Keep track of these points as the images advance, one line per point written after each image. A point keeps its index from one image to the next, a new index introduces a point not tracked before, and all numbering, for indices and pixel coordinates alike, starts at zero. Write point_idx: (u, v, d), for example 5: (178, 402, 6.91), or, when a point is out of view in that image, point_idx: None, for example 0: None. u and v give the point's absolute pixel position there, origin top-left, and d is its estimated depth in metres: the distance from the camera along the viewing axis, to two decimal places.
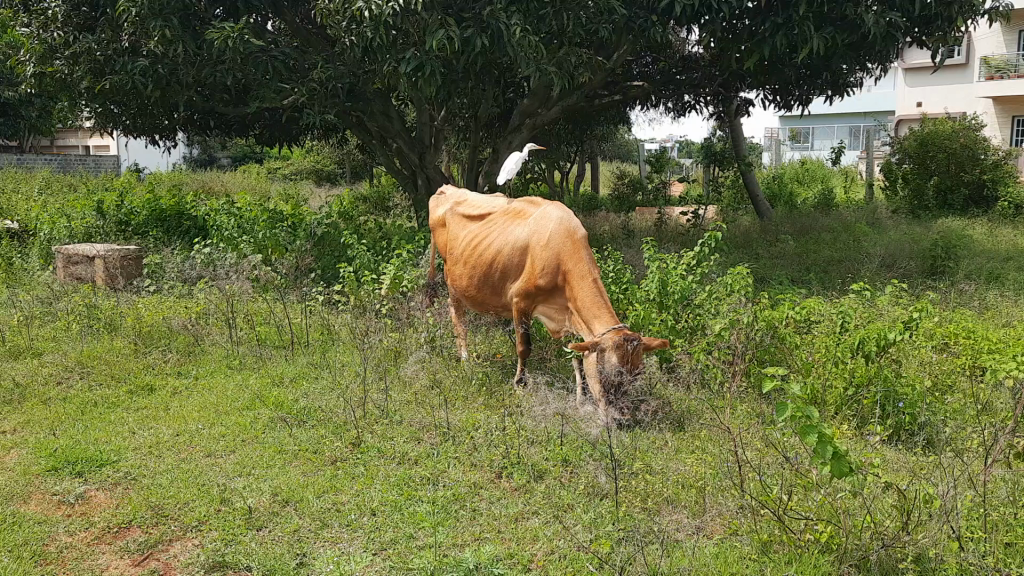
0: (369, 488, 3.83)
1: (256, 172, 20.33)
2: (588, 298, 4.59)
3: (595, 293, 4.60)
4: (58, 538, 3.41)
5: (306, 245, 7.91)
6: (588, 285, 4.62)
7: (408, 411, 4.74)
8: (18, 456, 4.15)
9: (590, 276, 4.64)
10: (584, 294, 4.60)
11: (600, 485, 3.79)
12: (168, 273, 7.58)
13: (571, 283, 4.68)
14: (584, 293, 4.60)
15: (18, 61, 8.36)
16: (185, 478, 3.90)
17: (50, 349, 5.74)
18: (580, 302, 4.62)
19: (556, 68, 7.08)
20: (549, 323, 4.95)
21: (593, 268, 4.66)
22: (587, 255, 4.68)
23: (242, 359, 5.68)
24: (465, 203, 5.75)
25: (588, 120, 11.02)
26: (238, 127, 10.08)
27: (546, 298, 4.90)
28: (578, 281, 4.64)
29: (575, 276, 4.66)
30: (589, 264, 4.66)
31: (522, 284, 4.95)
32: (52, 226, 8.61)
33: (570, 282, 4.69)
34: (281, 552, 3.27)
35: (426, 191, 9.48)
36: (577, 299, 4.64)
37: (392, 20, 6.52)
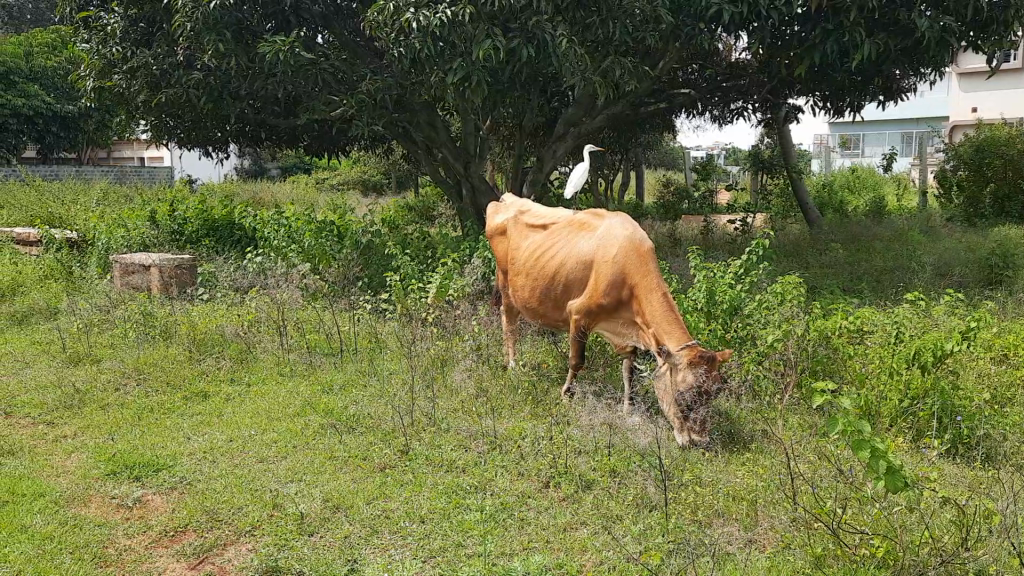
0: (418, 495, 3.86)
1: (305, 183, 20.66)
2: (655, 314, 4.42)
3: (663, 310, 4.42)
4: (116, 541, 3.49)
5: (354, 254, 8.01)
6: (656, 300, 4.45)
7: (455, 418, 4.76)
8: (79, 460, 4.26)
9: (659, 291, 4.47)
10: (652, 309, 4.43)
11: (649, 496, 3.76)
12: (221, 280, 7.75)
13: (639, 299, 4.52)
14: (651, 309, 4.43)
15: (79, 76, 8.66)
16: (239, 483, 3.97)
17: (107, 356, 5.89)
18: (647, 317, 4.46)
19: (602, 77, 7.06)
20: (613, 339, 4.80)
21: (662, 283, 4.50)
22: (655, 269, 4.53)
23: (292, 367, 5.77)
24: (528, 213, 5.65)
25: (632, 128, 10.98)
26: (288, 138, 10.26)
27: (609, 314, 4.76)
28: (645, 297, 4.48)
29: (641, 291, 4.51)
30: (657, 278, 4.50)
31: (586, 297, 4.82)
32: (110, 235, 8.85)
33: (638, 298, 4.53)
34: (332, 558, 3.30)
35: (471, 200, 9.52)
36: (645, 315, 4.48)
37: (439, 31, 6.58)
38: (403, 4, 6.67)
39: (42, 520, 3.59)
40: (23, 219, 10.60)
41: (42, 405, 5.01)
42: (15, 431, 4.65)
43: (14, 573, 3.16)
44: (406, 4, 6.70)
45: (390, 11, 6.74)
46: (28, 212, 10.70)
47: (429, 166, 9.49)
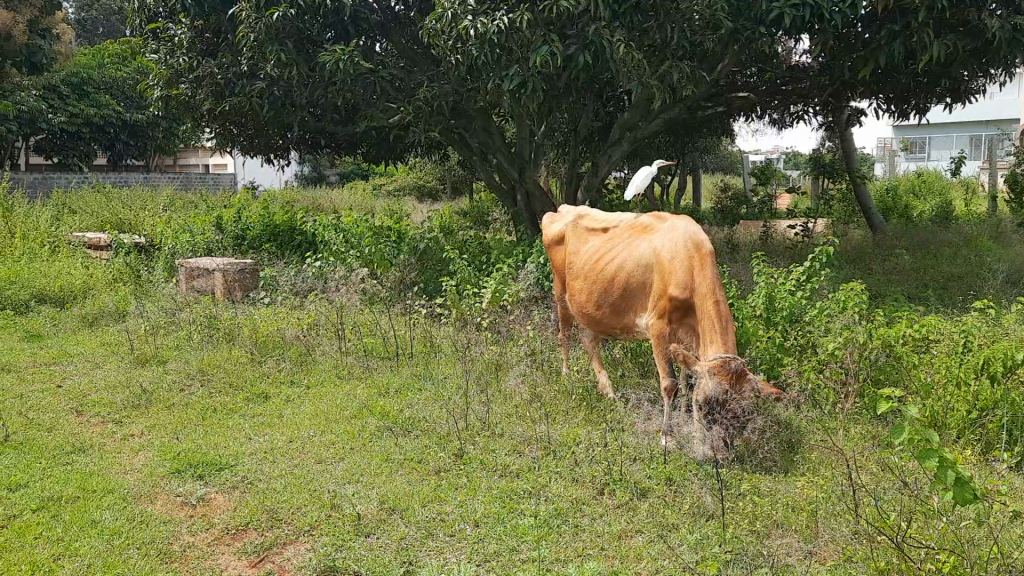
0: (472, 499, 3.87)
1: (363, 189, 21.01)
2: (714, 321, 4.25)
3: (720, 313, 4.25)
4: (180, 538, 3.59)
5: (411, 259, 8.11)
6: (716, 303, 4.28)
7: (509, 423, 4.78)
8: (145, 458, 4.40)
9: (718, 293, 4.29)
10: (709, 314, 4.26)
11: (706, 505, 3.72)
12: (282, 285, 7.92)
13: (698, 302, 4.34)
14: (710, 315, 4.26)
15: (148, 86, 8.98)
16: (298, 483, 4.05)
17: (173, 357, 6.07)
18: (705, 321, 4.29)
19: (660, 81, 7.00)
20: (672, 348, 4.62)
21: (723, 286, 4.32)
22: (715, 271, 4.35)
23: (349, 369, 5.87)
24: (589, 218, 5.54)
25: (690, 133, 10.87)
26: (346, 144, 10.44)
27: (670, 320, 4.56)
28: (705, 300, 4.31)
29: (700, 295, 4.33)
30: (718, 281, 4.32)
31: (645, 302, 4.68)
32: (176, 241, 9.13)
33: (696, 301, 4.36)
34: (388, 559, 3.34)
35: (526, 206, 9.55)
36: (702, 319, 4.31)
37: (496, 38, 6.61)
38: (461, 13, 6.75)
39: (110, 516, 3.71)
40: (95, 224, 11.00)
41: (111, 404, 5.19)
42: (85, 429, 4.82)
43: (85, 566, 3.27)
44: (463, 12, 6.79)
45: (447, 19, 6.83)
46: (99, 218, 11.10)
47: (484, 172, 9.54)
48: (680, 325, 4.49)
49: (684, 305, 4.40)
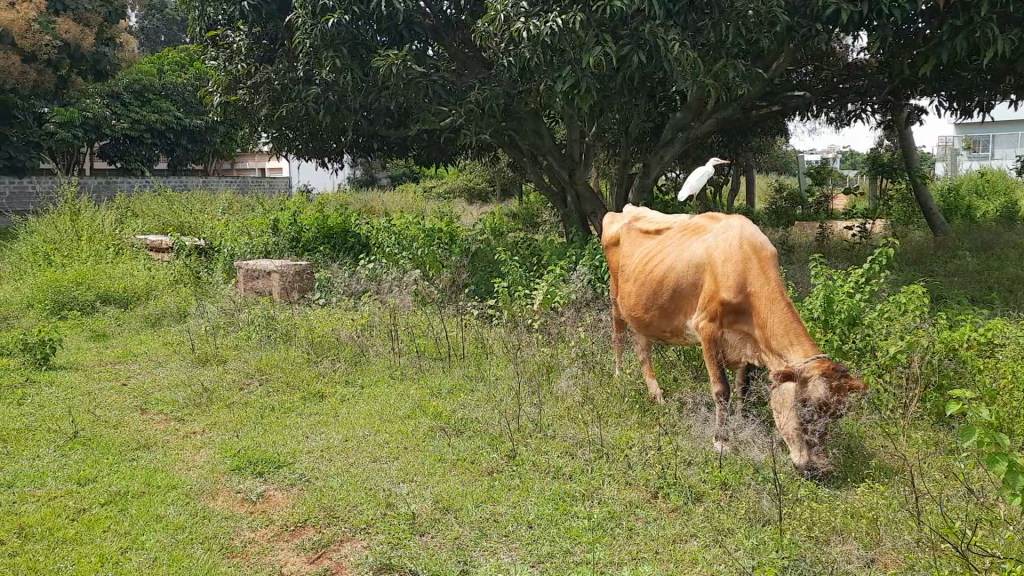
0: (525, 500, 3.88)
1: (414, 191, 21.26)
2: (776, 322, 4.16)
3: (784, 316, 4.16)
4: (241, 533, 3.67)
5: (463, 261, 8.16)
6: (777, 304, 4.19)
7: (560, 425, 4.77)
8: (207, 455, 4.51)
9: (778, 294, 4.21)
10: (770, 316, 4.18)
11: (762, 511, 3.66)
12: (336, 286, 8.05)
13: (756, 303, 4.26)
14: (770, 317, 4.18)
15: (208, 93, 9.23)
16: (354, 482, 4.11)
17: (233, 357, 6.21)
18: (764, 321, 4.21)
19: (714, 80, 6.92)
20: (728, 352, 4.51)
21: (782, 287, 4.23)
22: (775, 272, 4.27)
23: (402, 370, 5.94)
24: (642, 221, 5.50)
25: (744, 133, 10.73)
26: (399, 148, 10.57)
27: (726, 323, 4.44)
28: (763, 301, 4.22)
29: (758, 297, 4.25)
30: (778, 282, 4.24)
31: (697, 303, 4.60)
32: (235, 243, 9.36)
33: (755, 302, 4.27)
34: (444, 558, 3.36)
35: (576, 207, 9.52)
36: (761, 320, 4.23)
37: (549, 39, 6.63)
38: (514, 15, 6.78)
39: (174, 511, 3.82)
40: (156, 227, 11.32)
41: (174, 402, 5.34)
42: (149, 426, 4.97)
43: (152, 560, 3.37)
44: (517, 14, 6.83)
45: (500, 22, 6.87)
46: (160, 222, 11.42)
47: (535, 174, 9.55)
48: (734, 327, 4.40)
49: (740, 306, 4.32)
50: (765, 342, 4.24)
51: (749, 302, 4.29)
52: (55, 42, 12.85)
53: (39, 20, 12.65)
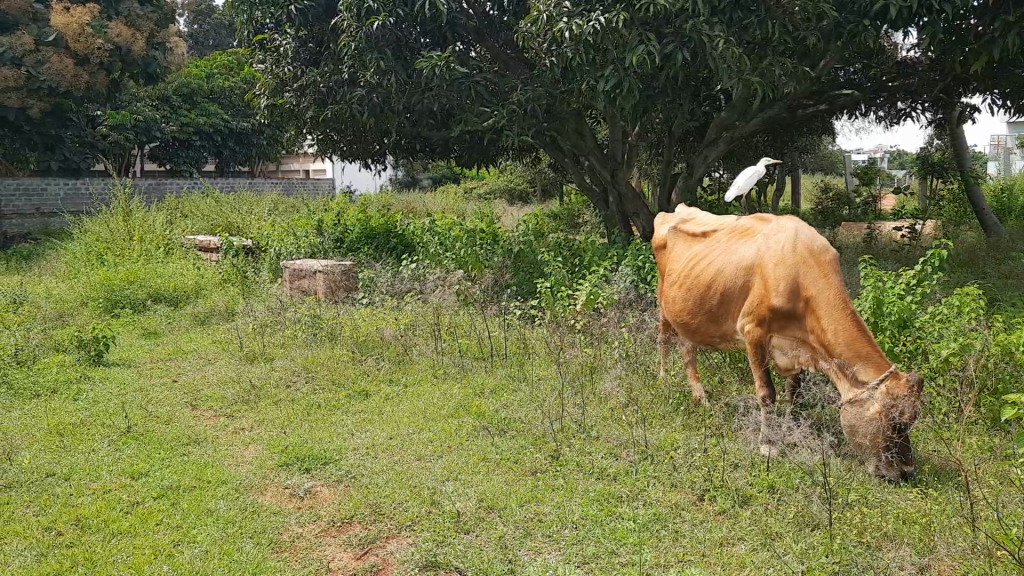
0: (570, 500, 3.87)
1: (456, 192, 21.37)
2: (835, 327, 4.04)
3: (846, 318, 4.03)
4: (290, 528, 3.72)
5: (506, 261, 8.18)
6: (836, 308, 4.06)
7: (604, 427, 4.75)
8: (256, 451, 4.58)
9: (838, 295, 4.08)
10: (829, 320, 4.06)
11: (812, 514, 3.60)
12: (380, 286, 8.13)
13: (813, 306, 4.13)
14: (828, 321, 4.06)
15: (255, 95, 9.39)
16: (399, 479, 4.15)
17: (280, 354, 6.31)
18: (823, 325, 4.08)
19: (760, 78, 6.82)
20: (780, 358, 4.39)
21: (842, 288, 4.11)
22: (833, 275, 4.15)
23: (446, 369, 5.97)
24: (689, 223, 5.41)
25: (790, 132, 10.59)
26: (441, 149, 10.63)
27: (779, 327, 4.32)
28: (821, 305, 4.10)
29: (815, 301, 4.13)
30: (836, 284, 4.11)
31: (746, 307, 4.48)
32: (282, 243, 9.51)
33: (811, 305, 4.15)
34: (490, 556, 3.38)
35: (618, 207, 9.46)
36: (820, 325, 4.10)
37: (592, 38, 6.60)
38: (557, 14, 6.77)
39: (224, 505, 3.88)
40: (205, 228, 11.55)
41: (223, 398, 5.43)
42: (200, 421, 5.06)
43: (204, 552, 3.43)
44: (560, 14, 6.82)
45: (543, 21, 6.87)
46: (208, 222, 11.65)
47: (576, 174, 9.53)
48: (787, 332, 4.29)
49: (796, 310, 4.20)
50: (823, 345, 4.11)
51: (804, 304, 4.17)
52: (107, 46, 13.11)
53: (92, 25, 12.94)
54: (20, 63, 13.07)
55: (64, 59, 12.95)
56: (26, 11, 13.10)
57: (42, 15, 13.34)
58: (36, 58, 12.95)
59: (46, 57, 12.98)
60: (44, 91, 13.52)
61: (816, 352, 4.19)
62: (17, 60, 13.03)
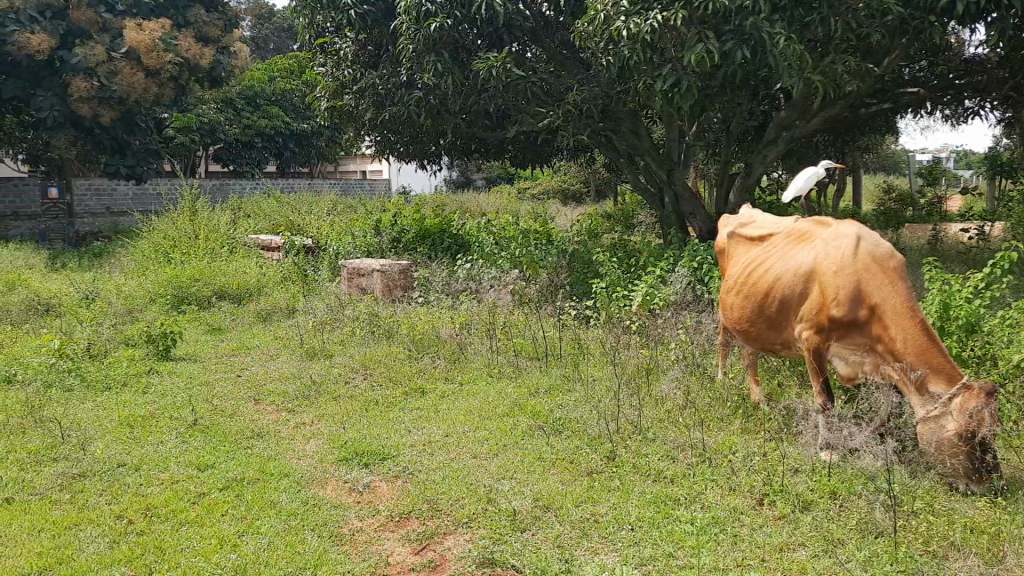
0: (626, 502, 3.87)
1: (510, 191, 21.47)
2: (903, 335, 3.92)
3: (914, 326, 3.91)
4: (350, 522, 3.79)
5: (561, 261, 8.18)
6: (902, 314, 3.95)
7: (661, 428, 4.73)
8: (317, 445, 4.68)
9: (903, 301, 3.97)
10: (896, 328, 3.94)
11: (876, 521, 3.53)
12: (436, 285, 8.22)
13: (878, 313, 4.02)
14: (896, 330, 3.94)
15: (315, 98, 9.58)
16: (455, 476, 4.19)
17: (339, 351, 6.42)
18: (890, 333, 3.97)
19: (822, 76, 6.70)
20: (844, 367, 4.27)
21: (907, 293, 3.99)
22: (897, 281, 4.03)
23: (501, 368, 6.00)
24: (746, 229, 5.30)
25: (851, 131, 10.37)
26: (496, 150, 10.69)
27: (841, 336, 4.20)
28: (886, 313, 3.99)
29: (880, 308, 4.01)
30: (901, 290, 4.00)
31: (804, 314, 4.37)
32: (340, 243, 9.69)
33: (875, 311, 4.04)
34: (548, 555, 3.39)
35: (674, 208, 9.38)
36: (886, 333, 3.99)
37: (649, 37, 6.56)
38: (614, 14, 6.74)
39: (287, 498, 3.97)
40: (266, 228, 11.81)
41: (285, 393, 5.56)
42: (262, 415, 5.19)
43: (269, 544, 3.51)
44: (617, 13, 6.78)
45: (600, 21, 6.85)
46: (270, 222, 11.92)
47: (632, 174, 9.48)
48: (851, 340, 4.17)
49: (859, 318, 4.08)
50: (890, 352, 3.99)
51: (867, 311, 4.06)
52: (176, 59, 13.76)
53: (165, 41, 13.53)
54: (93, 72, 13.52)
55: (135, 72, 13.42)
56: (96, 22, 13.50)
57: (112, 25, 13.75)
58: (110, 69, 13.40)
59: (119, 68, 13.43)
60: (116, 99, 13.95)
61: (881, 360, 4.08)
62: (90, 70, 13.47)
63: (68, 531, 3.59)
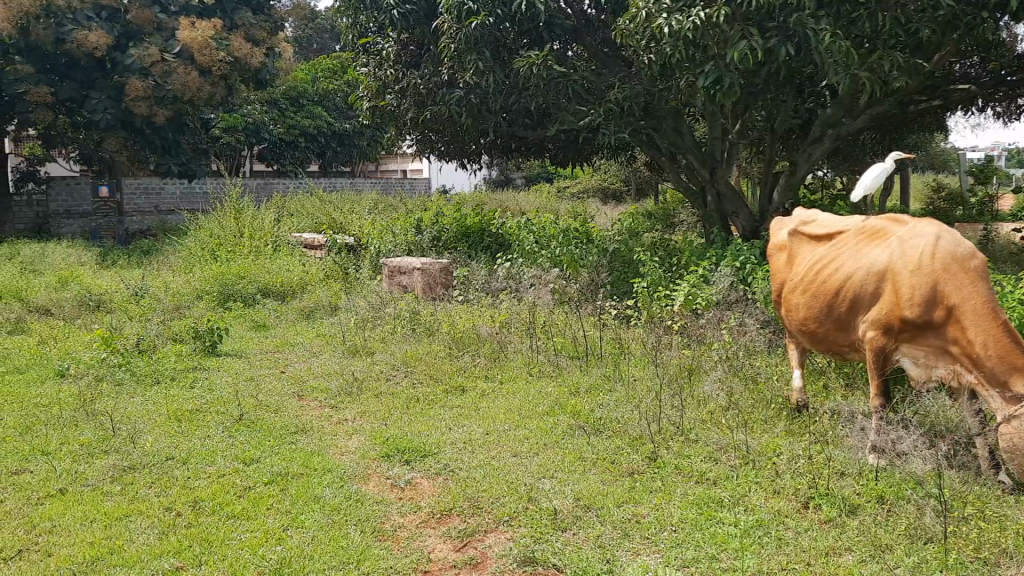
0: (668, 503, 3.84)
1: (549, 190, 21.49)
2: (982, 339, 3.79)
3: (995, 330, 3.78)
4: (392, 518, 3.82)
5: (601, 260, 8.16)
6: (983, 317, 3.81)
7: (703, 430, 4.68)
8: (359, 441, 4.73)
9: (983, 303, 3.83)
10: (976, 331, 3.81)
11: (925, 527, 3.45)
12: (477, 284, 8.26)
13: (955, 314, 3.87)
14: (976, 333, 3.81)
15: (357, 97, 9.71)
16: (496, 475, 4.20)
17: (380, 349, 6.48)
18: (969, 337, 3.83)
19: (869, 73, 6.58)
20: (913, 369, 4.11)
21: (988, 296, 3.85)
22: (978, 283, 3.88)
23: (541, 367, 6.00)
24: (809, 223, 5.08)
25: (899, 129, 10.18)
26: (536, 149, 10.70)
27: (913, 338, 4.05)
28: (966, 315, 3.84)
29: (959, 311, 3.86)
30: (983, 293, 3.85)
31: (874, 314, 4.19)
32: (382, 241, 9.79)
33: (952, 313, 3.88)
34: (589, 555, 3.38)
35: (716, 206, 9.28)
36: (964, 336, 3.85)
37: (693, 34, 6.50)
38: (656, 12, 6.67)
39: (330, 493, 4.02)
40: (309, 226, 11.97)
41: (328, 390, 5.63)
42: (306, 411, 5.27)
43: (314, 538, 3.56)
44: (659, 11, 6.70)
45: (642, 19, 6.78)
46: (313, 221, 12.07)
47: (673, 173, 9.41)
48: (924, 342, 4.02)
49: (936, 320, 3.92)
50: (968, 356, 3.85)
51: (943, 312, 3.90)
52: (227, 59, 14.07)
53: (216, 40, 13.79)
54: (147, 72, 13.83)
55: (189, 71, 13.71)
56: (150, 23, 13.83)
57: (165, 25, 14.09)
58: (163, 68, 13.71)
59: (173, 68, 13.73)
60: (169, 99, 14.17)
61: (956, 363, 3.94)
62: (144, 71, 13.78)
63: (119, 522, 3.68)
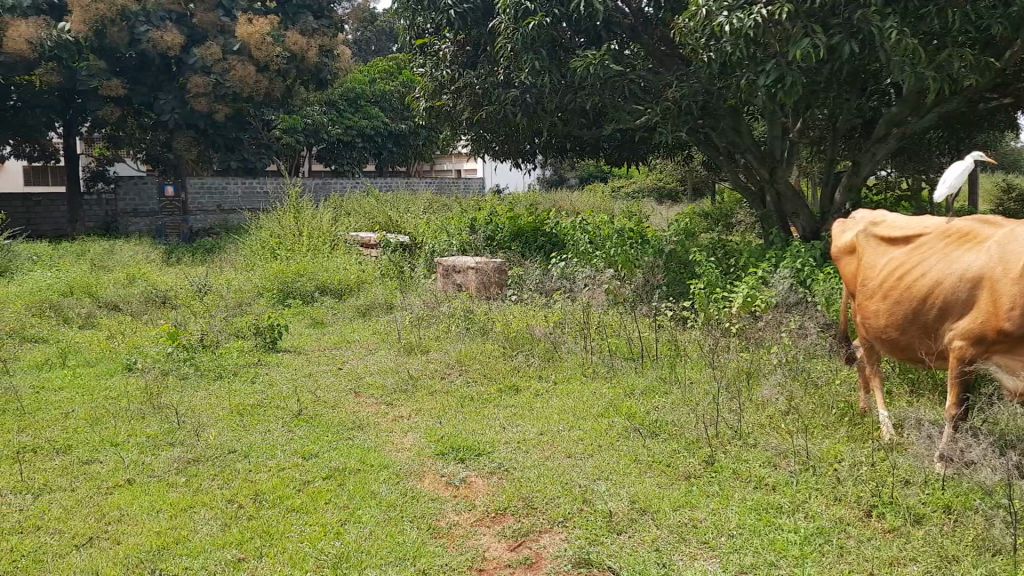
0: (725, 508, 3.78)
1: (603, 190, 21.40)
2: None
3: None
4: (447, 516, 3.85)
5: (657, 261, 8.08)
6: None
7: (762, 434, 4.60)
8: (414, 438, 4.77)
9: None
10: None
11: (994, 539, 3.34)
12: (530, 283, 8.26)
13: None
14: None
15: (414, 98, 9.83)
16: (550, 475, 4.19)
17: (435, 347, 6.53)
18: None
19: (937, 71, 6.38)
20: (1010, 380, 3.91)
21: None
22: None
23: (596, 368, 5.97)
24: (880, 224, 4.82)
25: (967, 128, 9.85)
26: (591, 148, 10.66)
27: (1012, 347, 3.85)
28: None
29: None
30: None
31: (968, 322, 3.98)
32: (437, 241, 9.87)
33: None
34: (644, 558, 3.35)
35: (775, 207, 9.12)
36: None
37: (753, 32, 6.38)
38: (716, 9, 6.52)
39: (387, 489, 4.07)
40: (365, 225, 12.13)
41: (384, 387, 5.69)
42: (362, 407, 5.34)
43: (370, 533, 3.60)
44: (719, 9, 6.54)
45: (702, 17, 6.64)
46: (370, 220, 12.23)
47: (731, 173, 9.27)
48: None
49: None
50: None
51: None
52: (284, 54, 14.42)
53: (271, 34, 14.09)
54: (209, 71, 14.17)
55: (247, 67, 14.02)
56: (212, 24, 14.20)
57: (228, 27, 14.45)
58: (223, 66, 14.04)
59: (231, 65, 14.06)
60: (231, 96, 14.50)
61: None
62: (207, 69, 14.13)
63: (183, 512, 3.78)
